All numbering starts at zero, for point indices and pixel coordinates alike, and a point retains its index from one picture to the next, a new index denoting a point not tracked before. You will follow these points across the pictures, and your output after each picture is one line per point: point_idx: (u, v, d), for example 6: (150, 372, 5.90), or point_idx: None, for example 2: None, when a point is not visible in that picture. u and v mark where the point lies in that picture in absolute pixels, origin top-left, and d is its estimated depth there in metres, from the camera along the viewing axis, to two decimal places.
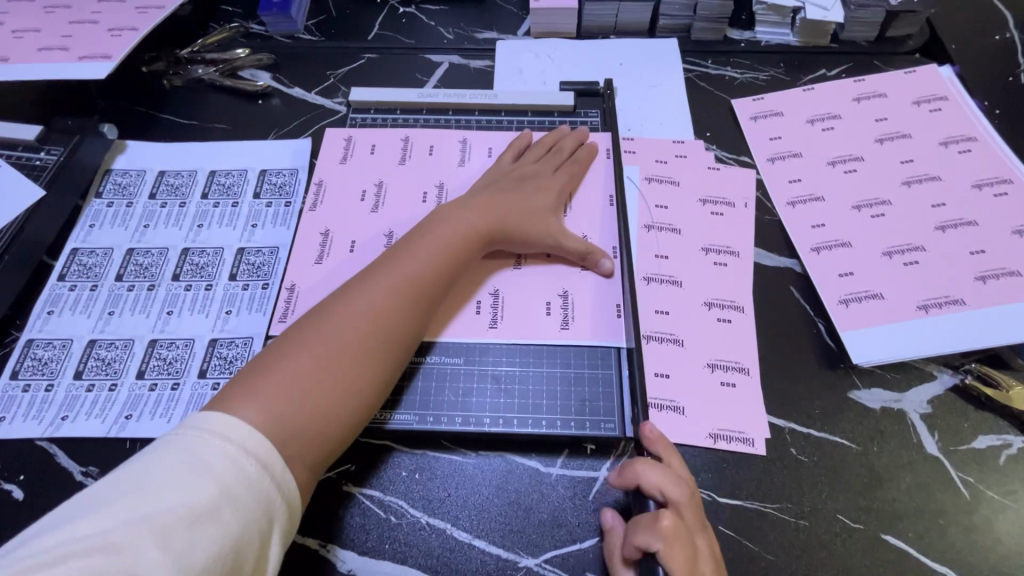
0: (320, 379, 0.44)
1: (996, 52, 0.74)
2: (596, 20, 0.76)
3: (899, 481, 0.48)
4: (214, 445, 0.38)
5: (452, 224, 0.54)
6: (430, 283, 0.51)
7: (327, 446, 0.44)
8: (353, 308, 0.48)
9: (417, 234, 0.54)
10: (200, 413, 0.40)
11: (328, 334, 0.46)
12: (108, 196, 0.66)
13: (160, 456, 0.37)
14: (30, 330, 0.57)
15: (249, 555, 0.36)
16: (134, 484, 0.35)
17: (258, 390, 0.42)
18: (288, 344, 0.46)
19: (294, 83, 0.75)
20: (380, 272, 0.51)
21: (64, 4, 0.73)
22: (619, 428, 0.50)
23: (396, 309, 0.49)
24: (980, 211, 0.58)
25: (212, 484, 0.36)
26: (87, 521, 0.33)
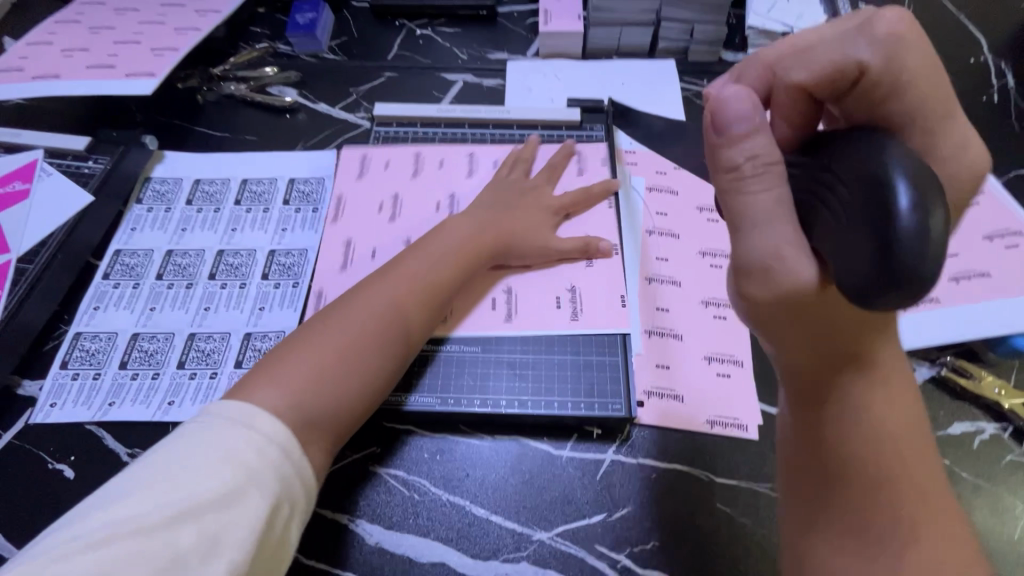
0: (335, 370, 0.49)
1: (971, 73, 0.79)
2: (599, 43, 0.82)
3: None
4: (240, 436, 0.41)
5: (457, 235, 0.60)
6: (435, 288, 0.56)
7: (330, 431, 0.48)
8: (364, 308, 0.52)
9: (424, 243, 0.59)
10: (226, 403, 0.43)
11: (342, 330, 0.51)
12: (148, 202, 0.71)
13: (192, 444, 0.40)
14: (78, 324, 0.62)
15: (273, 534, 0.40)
16: (170, 470, 0.39)
17: (274, 377, 0.47)
18: (303, 338, 0.50)
19: (320, 99, 0.81)
20: (389, 277, 0.55)
21: (109, 25, 0.79)
22: (625, 409, 0.54)
23: (403, 310, 0.54)
24: None
25: (238, 472, 0.39)
26: (130, 503, 0.37)
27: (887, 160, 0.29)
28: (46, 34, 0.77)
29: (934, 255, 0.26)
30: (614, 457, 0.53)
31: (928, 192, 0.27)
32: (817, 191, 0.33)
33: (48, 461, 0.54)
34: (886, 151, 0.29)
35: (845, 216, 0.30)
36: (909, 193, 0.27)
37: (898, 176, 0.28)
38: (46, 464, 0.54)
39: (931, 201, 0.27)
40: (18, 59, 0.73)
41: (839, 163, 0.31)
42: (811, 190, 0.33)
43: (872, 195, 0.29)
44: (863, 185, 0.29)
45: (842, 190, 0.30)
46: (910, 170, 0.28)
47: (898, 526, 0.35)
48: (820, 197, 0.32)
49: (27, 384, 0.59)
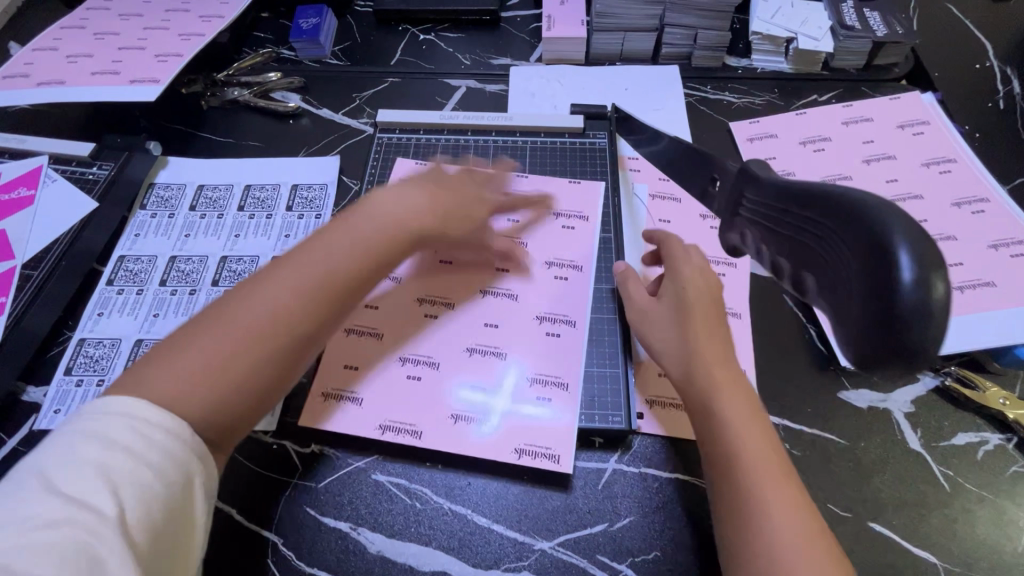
0: (217, 375, 0.42)
1: (977, 79, 0.79)
2: (603, 48, 0.82)
3: (885, 475, 0.52)
4: (119, 420, 0.38)
5: (380, 218, 0.51)
6: (348, 277, 0.48)
7: (230, 430, 0.44)
8: (266, 296, 0.45)
9: (338, 223, 0.51)
10: (101, 399, 0.40)
11: (223, 330, 0.44)
12: (151, 207, 0.71)
13: (77, 435, 0.38)
14: (82, 330, 0.62)
15: (192, 505, 0.39)
16: (65, 464, 0.36)
17: (159, 375, 0.41)
18: (182, 338, 0.44)
19: (323, 104, 0.81)
20: (287, 266, 0.47)
21: (113, 31, 0.79)
22: (625, 421, 0.54)
23: (302, 301, 0.46)
24: (960, 227, 0.63)
25: (147, 456, 0.37)
26: (32, 502, 0.34)
27: (884, 221, 0.26)
28: (51, 40, 0.77)
29: (940, 327, 0.25)
30: (616, 466, 0.53)
31: (930, 263, 0.25)
32: (819, 246, 0.31)
33: None
34: (880, 209, 0.27)
35: (846, 281, 0.29)
36: (912, 266, 0.25)
37: (898, 241, 0.26)
38: None
39: (933, 267, 0.25)
40: (24, 65, 0.74)
41: (840, 216, 0.29)
42: (816, 242, 0.32)
43: (870, 261, 0.27)
44: (861, 248, 0.27)
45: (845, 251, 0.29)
46: (908, 232, 0.26)
47: (761, 511, 0.41)
48: (823, 252, 0.31)
49: (32, 390, 0.59)
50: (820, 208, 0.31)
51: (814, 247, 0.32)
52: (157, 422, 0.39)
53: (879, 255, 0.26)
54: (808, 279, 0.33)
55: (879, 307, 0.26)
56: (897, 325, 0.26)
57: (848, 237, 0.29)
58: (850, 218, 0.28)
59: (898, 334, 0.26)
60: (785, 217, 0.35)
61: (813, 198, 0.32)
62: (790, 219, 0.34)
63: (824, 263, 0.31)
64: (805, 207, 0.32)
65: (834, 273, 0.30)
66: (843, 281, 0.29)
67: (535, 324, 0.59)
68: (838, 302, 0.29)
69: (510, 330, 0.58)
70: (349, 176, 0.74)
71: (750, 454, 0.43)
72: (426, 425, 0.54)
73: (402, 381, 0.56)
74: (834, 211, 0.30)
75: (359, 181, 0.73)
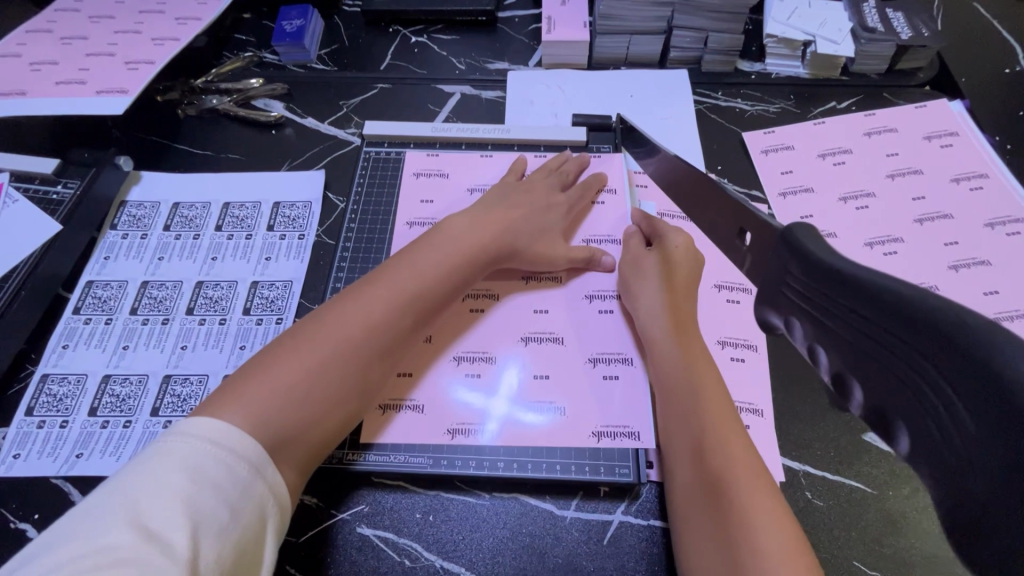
0: (313, 387, 0.45)
1: (1007, 85, 0.74)
2: (607, 52, 0.76)
3: (917, 527, 0.48)
4: (204, 451, 0.39)
5: (459, 239, 0.55)
6: (431, 296, 0.52)
7: (312, 448, 0.45)
8: (349, 315, 0.49)
9: (418, 246, 0.55)
10: (190, 421, 0.41)
11: (321, 342, 0.47)
12: (122, 227, 0.66)
13: (150, 465, 0.38)
14: (45, 365, 0.57)
15: (247, 556, 0.38)
16: (138, 492, 0.36)
17: (244, 395, 0.43)
18: (279, 348, 0.47)
19: (307, 113, 0.75)
20: (375, 286, 0.51)
21: (82, 35, 0.74)
22: (633, 473, 0.50)
23: (392, 318, 0.50)
24: (993, 251, 0.58)
25: (212, 497, 0.37)
26: (105, 531, 0.34)
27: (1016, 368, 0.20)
28: (14, 45, 0.72)
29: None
30: (623, 519, 0.49)
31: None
32: (909, 374, 0.25)
33: (10, 520, 0.50)
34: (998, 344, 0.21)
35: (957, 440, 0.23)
36: None
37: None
38: (8, 523, 0.50)
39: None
40: None
41: (939, 337, 0.23)
42: (898, 364, 0.26)
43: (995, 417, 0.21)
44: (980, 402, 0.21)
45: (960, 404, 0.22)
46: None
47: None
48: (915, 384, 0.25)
49: None
50: (910, 327, 0.25)
51: (895, 369, 0.26)
52: (240, 449, 0.40)
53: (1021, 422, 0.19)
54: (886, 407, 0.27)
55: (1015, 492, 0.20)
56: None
57: (960, 380, 0.22)
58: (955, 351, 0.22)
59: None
60: (844, 312, 0.30)
61: (901, 312, 0.25)
62: (864, 325, 0.28)
63: (918, 400, 0.25)
64: (875, 309, 0.27)
65: (938, 422, 0.24)
66: (952, 438, 0.23)
67: (586, 302, 0.57)
68: (949, 467, 0.23)
69: (562, 316, 0.57)
70: (334, 191, 0.69)
71: (715, 415, 0.44)
72: (488, 424, 0.52)
73: (458, 380, 0.54)
74: (938, 337, 0.23)
75: (344, 198, 0.68)
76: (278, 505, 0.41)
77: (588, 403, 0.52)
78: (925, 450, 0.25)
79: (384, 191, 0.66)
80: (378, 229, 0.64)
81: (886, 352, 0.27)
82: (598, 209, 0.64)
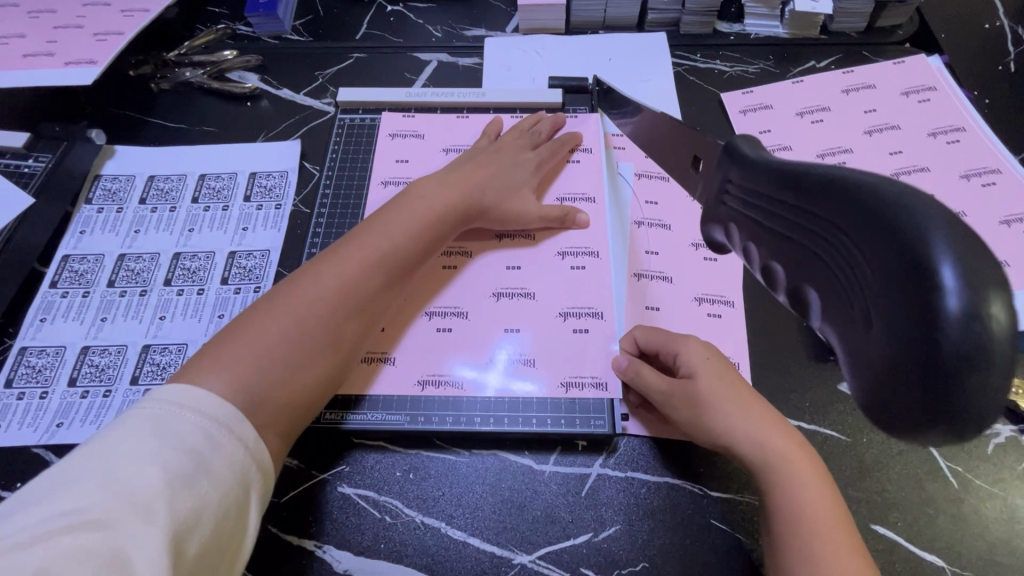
0: (292, 347, 0.45)
1: (986, 40, 0.73)
2: (584, 15, 0.75)
3: (888, 471, 0.49)
4: (184, 418, 0.38)
5: (431, 200, 0.55)
6: (402, 256, 0.52)
7: (297, 411, 0.45)
8: (324, 278, 0.48)
9: (390, 207, 0.55)
10: (165, 388, 0.40)
11: (299, 305, 0.47)
12: (98, 201, 0.66)
13: (126, 428, 0.38)
14: (23, 338, 0.57)
15: (230, 523, 0.37)
16: (112, 456, 0.36)
17: (224, 359, 0.43)
18: (255, 313, 0.46)
19: (283, 84, 0.75)
20: (347, 249, 0.51)
21: (49, 8, 0.72)
22: (609, 425, 0.50)
23: (367, 278, 0.50)
24: (969, 202, 0.58)
25: (189, 461, 0.36)
26: (77, 494, 0.34)
27: (920, 223, 0.22)
28: None
29: (1002, 381, 0.21)
30: (601, 471, 0.49)
31: (980, 283, 0.21)
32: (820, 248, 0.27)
33: None
34: (917, 210, 0.22)
35: (864, 303, 0.24)
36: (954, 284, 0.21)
37: (942, 255, 0.21)
38: None
39: (987, 285, 0.20)
40: None
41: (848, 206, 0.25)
42: (829, 250, 0.26)
43: (901, 278, 0.22)
44: (886, 263, 0.23)
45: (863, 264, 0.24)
46: (953, 237, 0.21)
47: None
48: (840, 260, 0.25)
49: None
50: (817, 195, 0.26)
51: (829, 253, 0.26)
52: (221, 417, 0.40)
53: (917, 273, 0.22)
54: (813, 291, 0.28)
55: (917, 347, 0.22)
56: (943, 371, 0.21)
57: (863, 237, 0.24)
58: (875, 218, 0.23)
59: (949, 390, 0.22)
60: (784, 214, 0.29)
61: (817, 185, 0.26)
62: (795, 214, 0.28)
63: (843, 278, 0.25)
64: (812, 197, 0.27)
65: (849, 296, 0.25)
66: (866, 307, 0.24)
67: (560, 259, 0.57)
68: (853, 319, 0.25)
69: (536, 273, 0.57)
70: (310, 161, 0.68)
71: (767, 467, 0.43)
72: (467, 378, 0.52)
73: (432, 336, 0.54)
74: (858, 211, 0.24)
75: (320, 167, 0.67)
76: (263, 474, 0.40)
77: (564, 357, 0.53)
78: (842, 329, 0.26)
79: (360, 158, 0.66)
80: (354, 197, 0.64)
81: (811, 242, 0.27)
82: (573, 168, 0.63)
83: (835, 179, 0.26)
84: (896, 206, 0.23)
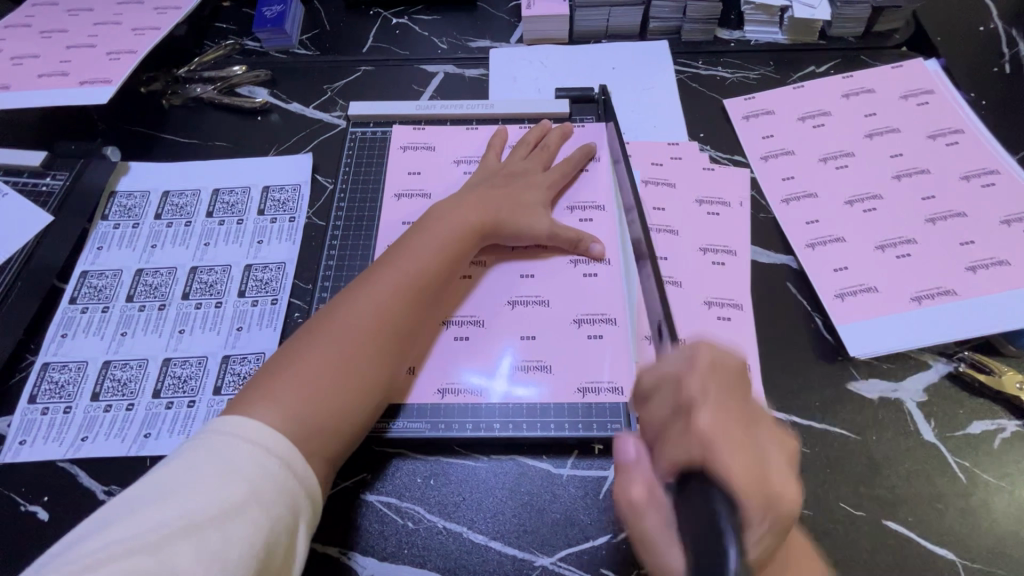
0: (333, 375, 0.46)
1: (981, 43, 0.75)
2: (587, 26, 0.77)
3: (898, 468, 0.50)
4: (237, 447, 0.40)
5: (450, 219, 0.56)
6: (431, 279, 0.53)
7: (343, 437, 0.46)
8: (360, 306, 0.50)
9: (415, 230, 0.56)
10: (222, 418, 0.42)
11: (338, 334, 0.48)
12: (113, 217, 0.67)
13: (183, 456, 0.40)
14: (45, 354, 0.58)
15: (280, 548, 0.39)
16: (171, 483, 0.38)
17: (273, 392, 0.45)
18: (297, 345, 0.48)
19: (292, 98, 0.76)
20: (377, 274, 0.52)
21: (62, 28, 0.73)
22: (625, 428, 0.51)
23: (400, 303, 0.51)
24: (969, 203, 0.60)
25: (240, 487, 0.38)
26: (139, 518, 0.36)
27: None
28: None
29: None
30: (618, 473, 0.50)
31: None
32: None
33: (20, 503, 0.51)
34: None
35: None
36: None
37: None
38: (18, 507, 0.51)
39: None
40: None
41: None
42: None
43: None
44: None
45: None
46: None
47: None
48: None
49: None
50: None
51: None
52: (270, 446, 0.41)
53: None
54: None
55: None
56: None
57: None
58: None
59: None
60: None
61: None
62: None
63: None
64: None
65: None
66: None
67: (571, 267, 0.59)
68: None
69: (549, 281, 0.58)
70: (322, 174, 0.69)
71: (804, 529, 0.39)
72: (485, 384, 0.53)
73: (449, 344, 0.55)
74: None
75: (333, 180, 0.69)
76: (310, 502, 0.41)
77: (579, 363, 0.54)
78: None
79: (372, 170, 0.67)
80: (367, 209, 0.65)
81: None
82: (581, 177, 0.64)
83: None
84: None
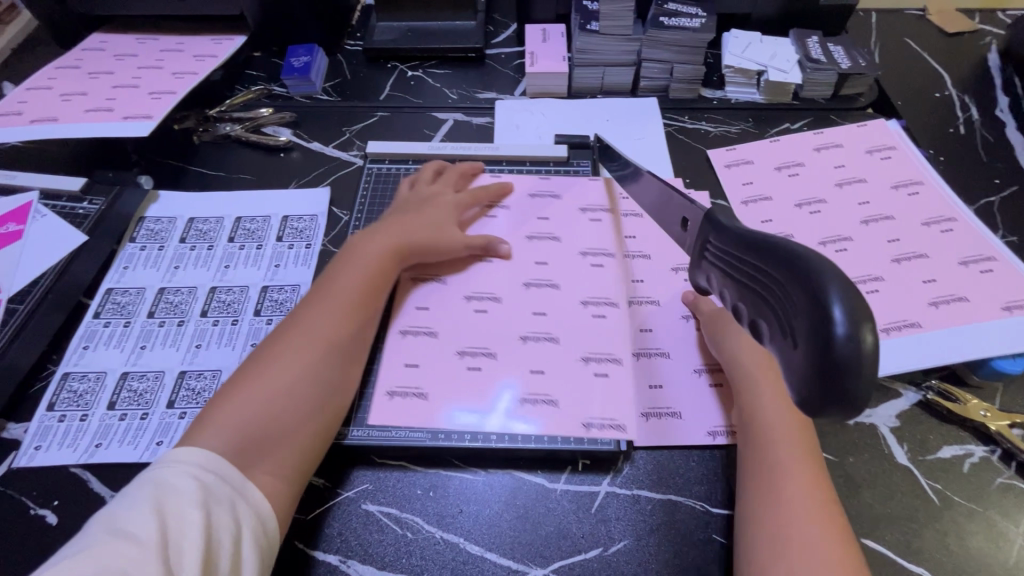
0: (286, 392, 0.49)
1: (937, 107, 0.84)
2: (584, 82, 0.85)
3: (873, 490, 0.53)
4: (183, 470, 0.43)
5: (374, 245, 0.62)
6: (366, 296, 0.58)
7: (298, 449, 0.48)
8: (298, 330, 0.54)
9: (342, 259, 0.61)
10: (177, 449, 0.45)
11: (279, 359, 0.51)
12: (141, 240, 0.72)
13: (135, 484, 0.43)
14: (66, 364, 0.61)
15: (224, 554, 0.39)
16: (120, 505, 0.40)
17: (219, 420, 0.47)
18: (246, 375, 0.51)
19: (314, 138, 0.83)
20: (320, 301, 0.56)
21: (108, 70, 0.81)
22: (614, 442, 0.54)
23: (338, 320, 0.55)
24: (931, 246, 0.65)
25: (183, 497, 0.40)
26: (89, 536, 0.38)
27: (821, 280, 0.28)
28: (45, 80, 0.79)
29: (870, 377, 0.27)
30: (609, 489, 0.53)
31: (861, 316, 0.27)
32: (767, 286, 0.33)
33: (31, 507, 0.53)
34: (821, 272, 0.29)
35: (790, 325, 0.30)
36: (843, 320, 0.27)
37: (833, 298, 0.28)
38: (28, 510, 0.53)
39: (863, 319, 0.27)
40: (17, 103, 0.75)
41: (784, 262, 0.31)
42: (771, 294, 0.33)
43: (805, 307, 0.29)
44: (804, 302, 0.29)
45: (794, 295, 0.30)
46: (844, 289, 0.28)
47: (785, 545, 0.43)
48: (775, 300, 0.32)
49: (12, 426, 0.58)
50: (759, 251, 0.34)
51: (772, 295, 0.32)
52: (213, 466, 0.44)
53: (816, 304, 0.28)
54: (762, 324, 0.34)
55: (817, 353, 0.28)
56: (833, 369, 0.27)
57: (794, 273, 0.30)
58: (799, 277, 0.30)
59: (834, 380, 0.27)
60: (746, 269, 0.35)
61: (759, 249, 0.34)
62: (746, 268, 0.35)
63: (776, 312, 0.32)
64: (760, 257, 0.33)
65: (785, 319, 0.31)
66: (790, 327, 0.30)
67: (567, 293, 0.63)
68: (790, 334, 0.30)
69: (546, 305, 0.62)
70: (338, 206, 0.75)
71: (799, 497, 0.45)
72: (483, 396, 0.56)
73: (452, 361, 0.59)
74: (785, 264, 0.31)
75: (349, 213, 0.74)
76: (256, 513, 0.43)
77: (572, 382, 0.57)
78: (780, 348, 0.32)
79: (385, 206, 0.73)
80: None
81: (755, 284, 0.34)
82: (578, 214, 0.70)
83: (780, 246, 0.32)
84: (802, 262, 0.30)
